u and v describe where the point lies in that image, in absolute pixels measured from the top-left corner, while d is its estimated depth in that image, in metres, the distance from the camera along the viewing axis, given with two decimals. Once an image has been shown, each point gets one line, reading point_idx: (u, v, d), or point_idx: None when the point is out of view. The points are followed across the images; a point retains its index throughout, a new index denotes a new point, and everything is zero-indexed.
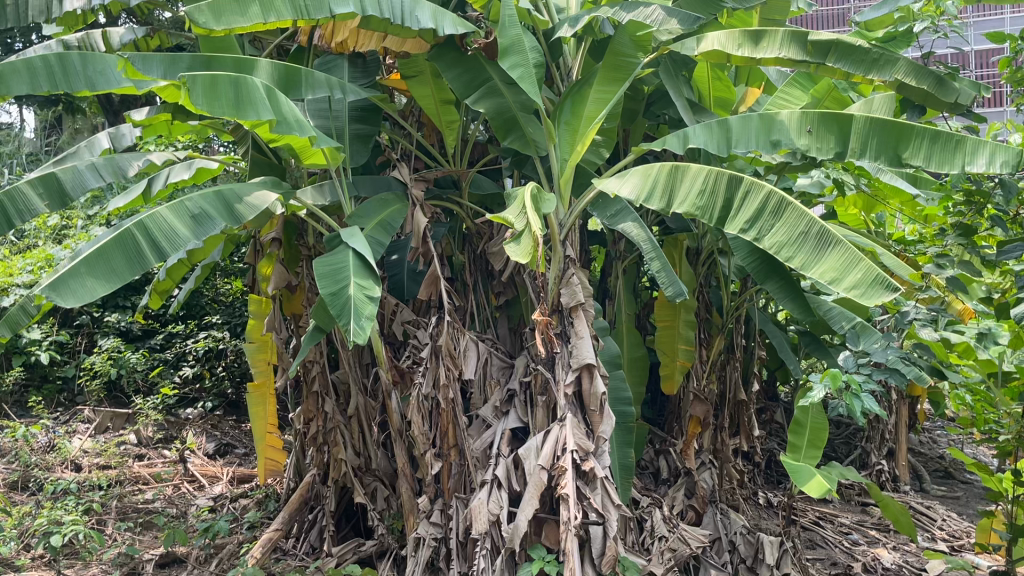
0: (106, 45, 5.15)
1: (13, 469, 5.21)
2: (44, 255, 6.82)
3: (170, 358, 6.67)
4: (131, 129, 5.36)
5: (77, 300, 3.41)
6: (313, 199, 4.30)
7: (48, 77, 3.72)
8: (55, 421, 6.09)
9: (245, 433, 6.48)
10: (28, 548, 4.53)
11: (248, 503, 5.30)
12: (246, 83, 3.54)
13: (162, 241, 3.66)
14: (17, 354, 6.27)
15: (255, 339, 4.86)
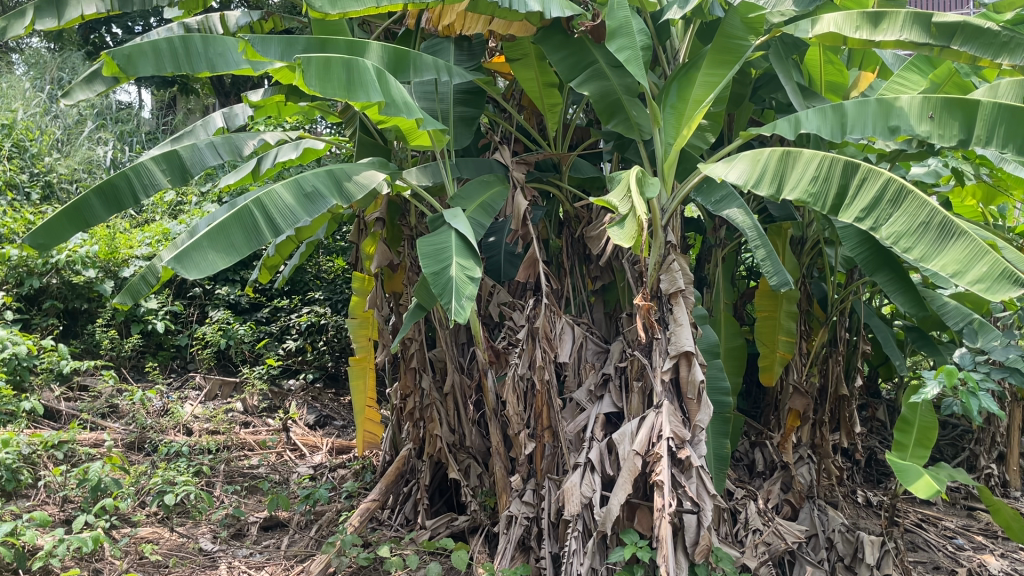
0: (223, 28, 5.36)
1: (130, 430, 5.51)
2: (161, 230, 7.19)
3: (275, 331, 6.93)
4: (243, 109, 5.57)
5: (201, 273, 3.60)
6: (418, 179, 4.40)
7: (172, 59, 3.87)
8: (169, 386, 6.42)
9: (343, 406, 6.70)
10: (144, 505, 4.77)
11: (346, 473, 5.48)
12: (358, 65, 3.64)
13: (278, 218, 3.82)
14: (136, 322, 6.64)
15: (359, 315, 5.03)
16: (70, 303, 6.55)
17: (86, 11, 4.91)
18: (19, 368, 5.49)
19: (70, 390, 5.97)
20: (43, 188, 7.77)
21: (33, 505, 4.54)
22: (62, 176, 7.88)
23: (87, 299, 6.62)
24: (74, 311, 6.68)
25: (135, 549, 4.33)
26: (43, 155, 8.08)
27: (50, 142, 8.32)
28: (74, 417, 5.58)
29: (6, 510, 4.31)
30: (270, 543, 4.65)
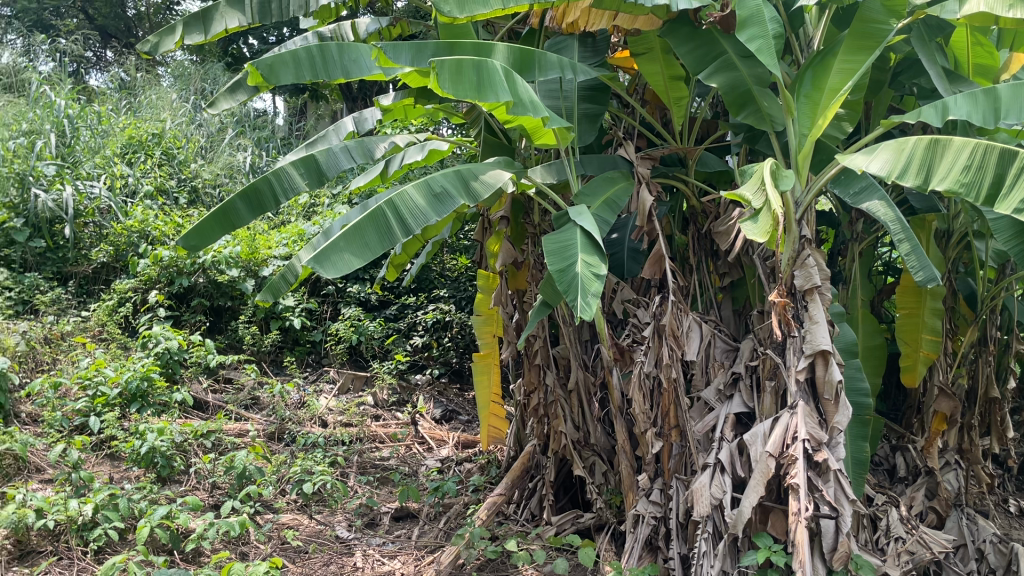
0: (354, 36, 5.59)
1: (271, 420, 5.82)
2: (297, 231, 7.52)
3: (402, 328, 7.14)
4: (371, 113, 5.76)
5: (339, 273, 3.78)
6: (542, 177, 4.39)
7: (310, 67, 4.06)
8: (305, 379, 6.73)
9: (468, 401, 6.83)
10: (285, 492, 5.00)
11: (472, 467, 5.57)
12: (487, 66, 3.71)
13: (410, 219, 3.96)
14: (275, 319, 6.98)
15: (483, 312, 5.12)
16: (215, 301, 6.97)
17: (230, 25, 5.23)
18: (171, 361, 5.91)
19: (217, 382, 6.32)
20: (190, 193, 8.31)
21: (186, 489, 4.85)
22: (207, 181, 8.38)
23: (231, 297, 7.01)
24: (219, 308, 7.07)
25: (277, 534, 4.57)
26: (190, 162, 8.63)
27: (196, 149, 8.85)
28: (221, 408, 5.92)
29: (163, 493, 4.62)
30: (401, 533, 4.80)
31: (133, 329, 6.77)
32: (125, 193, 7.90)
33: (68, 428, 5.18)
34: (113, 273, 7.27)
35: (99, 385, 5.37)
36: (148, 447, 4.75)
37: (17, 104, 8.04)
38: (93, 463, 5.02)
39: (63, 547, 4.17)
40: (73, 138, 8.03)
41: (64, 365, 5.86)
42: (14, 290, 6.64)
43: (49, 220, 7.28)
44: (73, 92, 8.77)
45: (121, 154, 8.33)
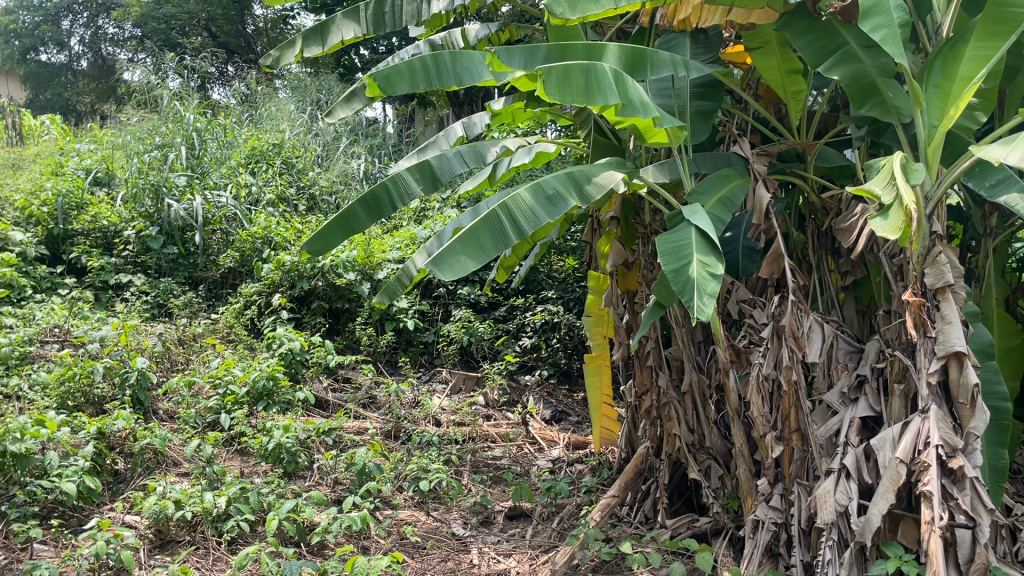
0: (464, 42, 5.71)
1: (387, 419, 6.00)
2: (409, 235, 7.73)
3: (512, 329, 7.22)
4: (481, 117, 5.83)
5: (454, 275, 3.90)
6: (655, 177, 4.36)
7: (425, 77, 4.16)
8: (419, 379, 6.89)
9: (578, 402, 6.84)
10: (402, 489, 5.13)
11: (583, 468, 5.57)
12: (596, 71, 3.74)
13: (523, 221, 4.02)
14: (389, 321, 7.20)
15: (593, 313, 5.10)
16: (333, 303, 7.23)
17: (346, 36, 5.43)
18: (294, 361, 6.20)
19: (336, 382, 6.56)
20: (308, 200, 8.67)
21: (310, 484, 5.05)
22: (323, 188, 8.72)
23: (348, 299, 7.27)
24: (337, 311, 7.35)
25: (396, 529, 4.70)
26: (308, 170, 8.99)
27: (313, 157, 9.20)
28: (341, 407, 6.14)
29: (289, 488, 4.84)
30: (515, 532, 4.86)
31: (257, 330, 7.10)
32: (249, 202, 8.30)
33: (202, 424, 5.49)
34: (238, 278, 7.64)
35: (229, 384, 5.68)
36: (275, 444, 4.98)
37: (151, 119, 8.58)
38: (224, 459, 5.30)
39: (200, 537, 4.41)
40: (202, 150, 8.50)
41: (196, 365, 6.23)
42: (151, 295, 7.14)
43: (181, 228, 7.77)
44: (200, 106, 9.27)
45: (244, 164, 8.77)
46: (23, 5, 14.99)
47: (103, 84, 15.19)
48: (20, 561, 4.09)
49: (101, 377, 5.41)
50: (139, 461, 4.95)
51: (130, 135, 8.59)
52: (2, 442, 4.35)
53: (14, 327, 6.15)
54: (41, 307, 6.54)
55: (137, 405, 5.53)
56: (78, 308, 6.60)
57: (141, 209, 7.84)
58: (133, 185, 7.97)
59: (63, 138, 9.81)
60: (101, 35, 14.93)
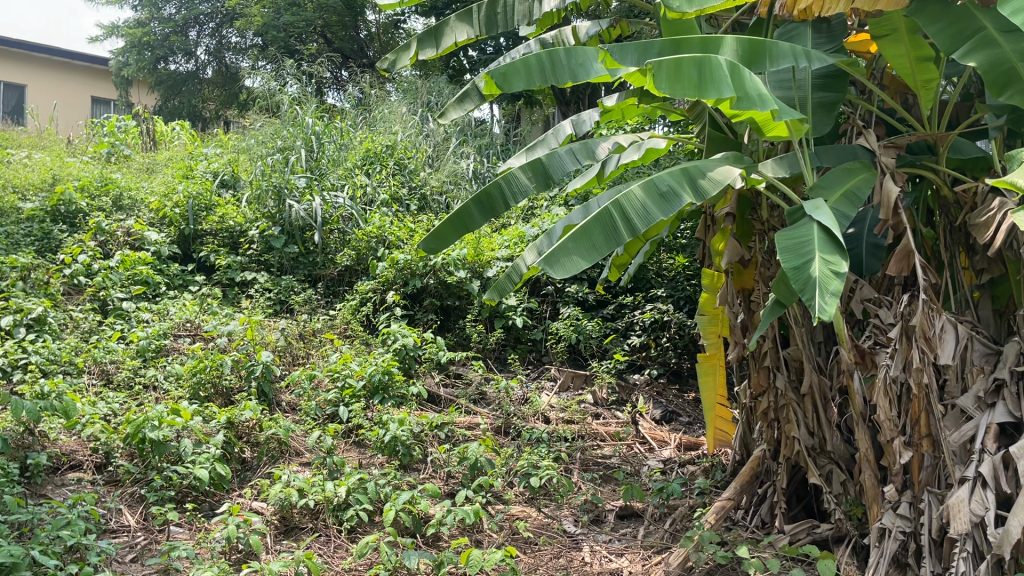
0: (575, 40, 5.71)
1: (497, 415, 6.07)
2: (517, 233, 7.79)
3: (620, 327, 7.17)
4: (590, 114, 5.78)
5: (566, 273, 3.92)
6: (773, 172, 4.25)
7: (540, 74, 4.20)
8: (528, 376, 6.93)
9: (688, 403, 6.72)
10: (513, 485, 5.18)
11: (696, 470, 5.47)
12: (710, 63, 3.69)
13: (636, 218, 3.99)
14: (499, 318, 7.28)
15: (707, 312, 4.98)
16: (444, 300, 7.39)
17: (460, 38, 5.52)
18: (408, 356, 6.39)
19: (448, 377, 6.69)
20: (420, 200, 8.88)
21: (424, 477, 5.17)
22: (434, 188, 8.91)
23: (458, 297, 7.40)
24: (448, 308, 7.49)
25: (508, 524, 4.74)
26: (419, 171, 9.19)
27: (424, 158, 9.39)
28: (453, 402, 6.26)
29: (405, 480, 4.97)
30: (627, 532, 4.83)
31: (372, 326, 7.32)
32: (364, 202, 8.56)
33: (322, 416, 5.72)
34: (354, 275, 7.89)
35: (347, 377, 5.90)
36: (391, 436, 5.16)
37: (273, 123, 8.98)
38: (343, 450, 5.49)
39: (322, 524, 4.59)
40: (320, 153, 8.84)
41: (316, 358, 6.49)
42: (273, 292, 7.46)
43: (301, 227, 8.11)
44: (318, 111, 9.63)
45: (359, 166, 9.06)
46: (155, 18, 15.79)
47: (227, 91, 15.96)
48: (158, 541, 4.36)
49: (229, 369, 5.72)
50: (264, 450, 5.19)
51: (254, 139, 9.02)
52: (143, 431, 4.73)
53: (151, 322, 6.57)
54: (175, 302, 6.96)
55: (262, 396, 5.80)
56: (208, 304, 6.98)
57: (264, 210, 8.23)
58: (258, 188, 8.38)
59: (193, 143, 10.38)
60: (225, 44, 15.68)
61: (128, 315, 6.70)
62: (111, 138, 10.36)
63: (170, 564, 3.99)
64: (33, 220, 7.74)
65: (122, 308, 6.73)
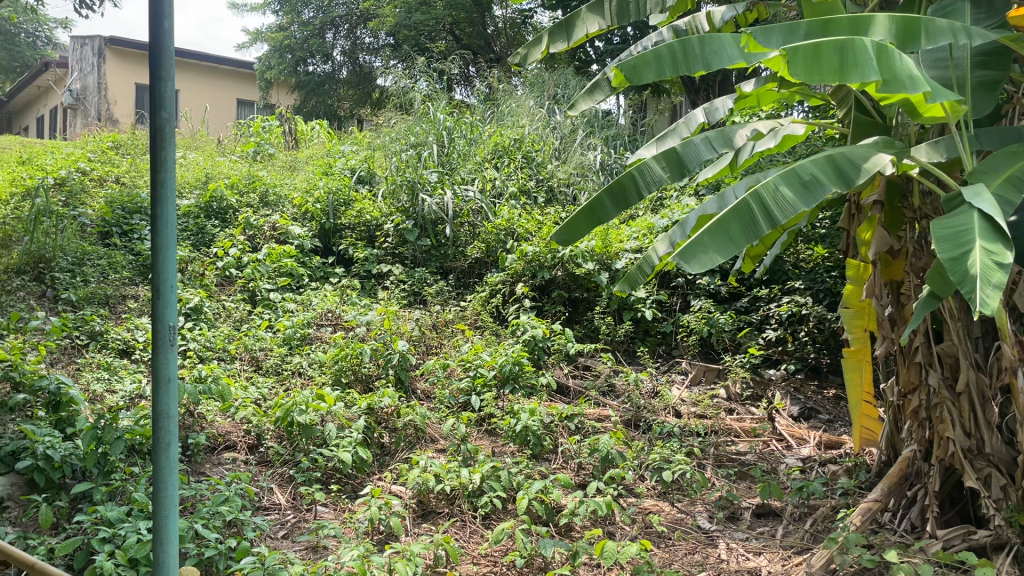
0: (710, 25, 5.57)
1: (627, 408, 6.03)
2: (646, 224, 7.68)
3: (755, 320, 6.96)
4: (723, 101, 5.63)
5: (701, 267, 3.84)
6: (927, 156, 4.02)
7: (672, 63, 4.17)
8: (658, 369, 6.87)
9: (828, 400, 6.44)
10: (644, 479, 5.13)
11: (837, 469, 5.24)
12: (853, 47, 3.51)
13: (775, 210, 3.86)
14: (628, 310, 7.24)
15: (852, 304, 4.72)
16: (573, 292, 7.41)
17: (591, 29, 5.51)
18: (537, 347, 6.49)
19: (576, 369, 6.71)
20: (547, 192, 8.94)
21: (555, 467, 5.21)
22: (561, 180, 8.93)
23: (586, 289, 7.39)
24: (576, 300, 7.51)
25: (641, 517, 4.71)
26: (547, 163, 9.23)
27: (551, 151, 9.42)
28: (583, 394, 6.26)
29: (536, 469, 5.02)
30: (764, 531, 4.70)
31: (502, 318, 7.46)
32: (493, 195, 8.70)
33: (456, 404, 5.88)
34: (484, 267, 8.03)
35: (479, 366, 6.06)
36: (522, 426, 5.25)
37: (407, 120, 9.27)
38: (476, 438, 5.60)
39: (458, 510, 4.71)
40: (451, 147, 9.04)
41: (448, 348, 6.67)
42: (407, 283, 7.73)
43: (433, 221, 8.36)
44: (449, 107, 9.84)
45: (488, 159, 9.22)
46: (295, 22, 16.52)
47: (362, 90, 16.46)
48: (306, 520, 4.59)
49: (368, 357, 5.97)
50: (402, 436, 5.39)
51: (389, 136, 9.33)
52: (292, 414, 5.05)
53: (296, 312, 6.93)
54: (317, 293, 7.31)
55: (399, 384, 6.01)
56: (348, 296, 7.31)
57: (398, 204, 8.53)
58: (392, 183, 8.68)
59: (331, 141, 10.84)
60: (359, 45, 16.26)
61: (274, 305, 7.10)
62: (257, 138, 10.98)
63: (320, 542, 4.20)
64: (189, 216, 8.32)
65: (269, 299, 7.13)
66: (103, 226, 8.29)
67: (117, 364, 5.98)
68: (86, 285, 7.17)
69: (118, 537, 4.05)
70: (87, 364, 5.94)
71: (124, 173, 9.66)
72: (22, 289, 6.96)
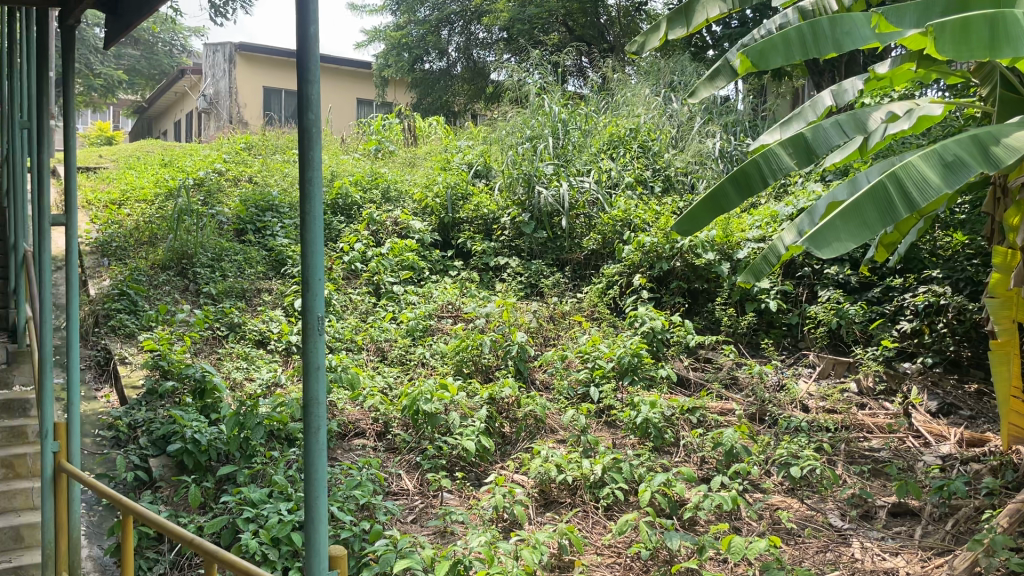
0: (839, 4, 5.35)
1: (751, 401, 5.90)
2: (769, 213, 7.42)
3: (888, 311, 6.62)
4: (853, 83, 5.39)
5: (835, 252, 3.64)
6: None
7: (801, 46, 4.09)
8: (783, 362, 6.68)
9: (970, 395, 6.06)
10: (771, 474, 5.01)
11: (982, 468, 4.94)
12: (1004, 19, 3.32)
13: (914, 193, 3.67)
14: (750, 301, 7.08)
15: (999, 294, 4.53)
16: (692, 283, 7.29)
17: (712, 14, 5.37)
18: (656, 340, 6.43)
19: (698, 361, 6.59)
20: (664, 181, 8.81)
21: (678, 460, 5.14)
22: (679, 169, 8.78)
23: (706, 280, 7.26)
24: (696, 291, 7.39)
25: (769, 514, 4.60)
26: (663, 152, 9.09)
27: (668, 139, 9.26)
28: (704, 386, 6.16)
29: (658, 461, 4.99)
30: (901, 531, 4.51)
31: (620, 310, 7.43)
32: (609, 185, 8.66)
33: (575, 395, 5.90)
34: (601, 259, 7.99)
35: (598, 358, 6.06)
36: (643, 418, 5.22)
37: (522, 114, 9.34)
38: (596, 429, 5.60)
39: (580, 500, 4.73)
40: (566, 139, 9.05)
41: (566, 339, 6.71)
42: (524, 276, 7.82)
43: (550, 213, 8.39)
44: (563, 99, 9.85)
45: (604, 150, 9.18)
46: (411, 20, 16.85)
47: (476, 85, 16.64)
48: (434, 505, 4.73)
49: (488, 348, 6.09)
50: (523, 426, 5.46)
51: (505, 130, 9.42)
52: (419, 402, 5.21)
53: (418, 304, 7.12)
54: (438, 286, 7.50)
55: (518, 375, 6.09)
56: (467, 288, 7.47)
57: (515, 197, 8.64)
58: (508, 176, 8.77)
59: (447, 136, 11.04)
60: (473, 41, 16.40)
61: (398, 298, 7.31)
62: (378, 136, 11.32)
63: (447, 528, 4.32)
64: None
65: (392, 291, 7.36)
66: (239, 224, 8.76)
67: (255, 354, 6.32)
68: (225, 279, 7.61)
69: (261, 517, 4.29)
70: (227, 353, 6.31)
71: (256, 173, 10.16)
72: (168, 283, 7.47)
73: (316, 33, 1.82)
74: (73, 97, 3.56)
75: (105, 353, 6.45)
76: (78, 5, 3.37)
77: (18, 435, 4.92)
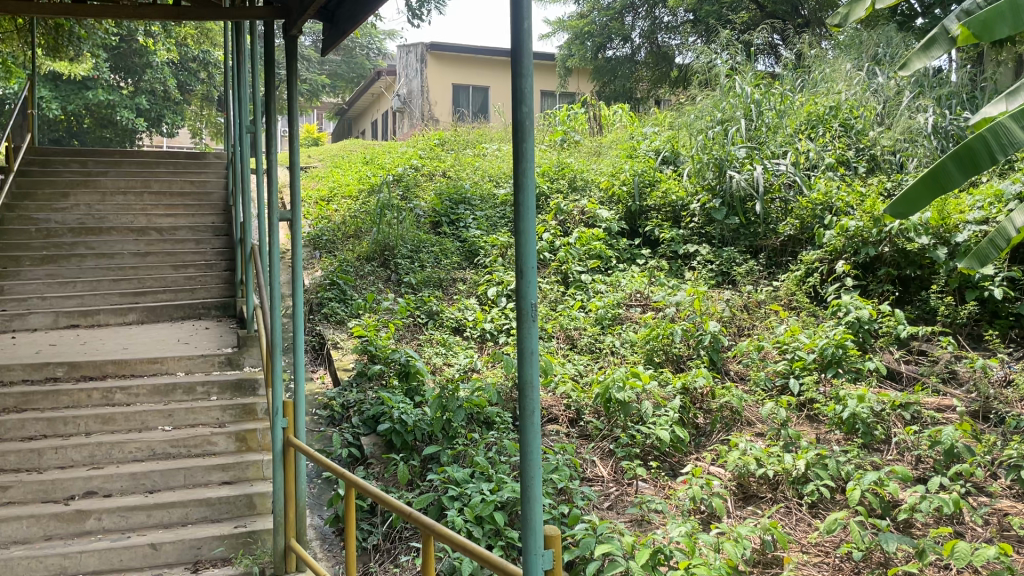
0: None
1: (973, 398, 5.43)
2: (993, 192, 6.75)
3: None
4: None
5: None
6: None
7: None
8: (1011, 355, 6.06)
9: None
10: (998, 476, 4.60)
11: None
12: None
13: None
14: (971, 289, 6.51)
15: None
16: (903, 269, 6.79)
17: None
18: (862, 330, 6.09)
19: (910, 354, 6.16)
20: (869, 161, 8.28)
21: (890, 457, 4.84)
22: (885, 147, 8.20)
23: (919, 266, 6.74)
24: (907, 278, 6.91)
25: (996, 519, 4.24)
26: (868, 130, 8.52)
27: (874, 116, 8.66)
28: (918, 380, 5.75)
29: (868, 459, 4.73)
30: None
31: (820, 298, 7.10)
32: (807, 168, 8.26)
33: (773, 387, 5.71)
34: (798, 245, 7.60)
35: (797, 350, 5.81)
36: (850, 412, 4.97)
37: (712, 97, 9.13)
38: (796, 423, 5.38)
39: (782, 496, 4.57)
40: (759, 121, 8.74)
41: (762, 329, 6.49)
42: (716, 263, 7.65)
43: (742, 199, 8.12)
44: (755, 79, 9.48)
45: (800, 131, 8.76)
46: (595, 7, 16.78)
47: (660, 71, 16.30)
48: (629, 493, 4.74)
49: (679, 337, 6.01)
50: (718, 417, 5.35)
51: (693, 114, 9.21)
52: (612, 390, 5.25)
53: (606, 293, 7.15)
54: (625, 275, 7.50)
55: (712, 365, 5.98)
56: (656, 276, 7.41)
57: (704, 182, 8.43)
58: (698, 161, 8.55)
59: (632, 124, 10.96)
60: (658, 25, 15.98)
61: (586, 286, 7.37)
62: (565, 127, 11.44)
63: (645, 516, 4.33)
64: None
65: (581, 280, 7.44)
66: (435, 217, 9.16)
67: (452, 340, 6.61)
68: (423, 269, 8.01)
69: (465, 496, 4.51)
70: (428, 340, 6.64)
71: (449, 167, 10.57)
72: (373, 273, 7.97)
73: (529, 27, 1.80)
74: (296, 103, 3.86)
75: (320, 338, 6.99)
76: (300, 17, 3.65)
77: (249, 412, 5.44)
